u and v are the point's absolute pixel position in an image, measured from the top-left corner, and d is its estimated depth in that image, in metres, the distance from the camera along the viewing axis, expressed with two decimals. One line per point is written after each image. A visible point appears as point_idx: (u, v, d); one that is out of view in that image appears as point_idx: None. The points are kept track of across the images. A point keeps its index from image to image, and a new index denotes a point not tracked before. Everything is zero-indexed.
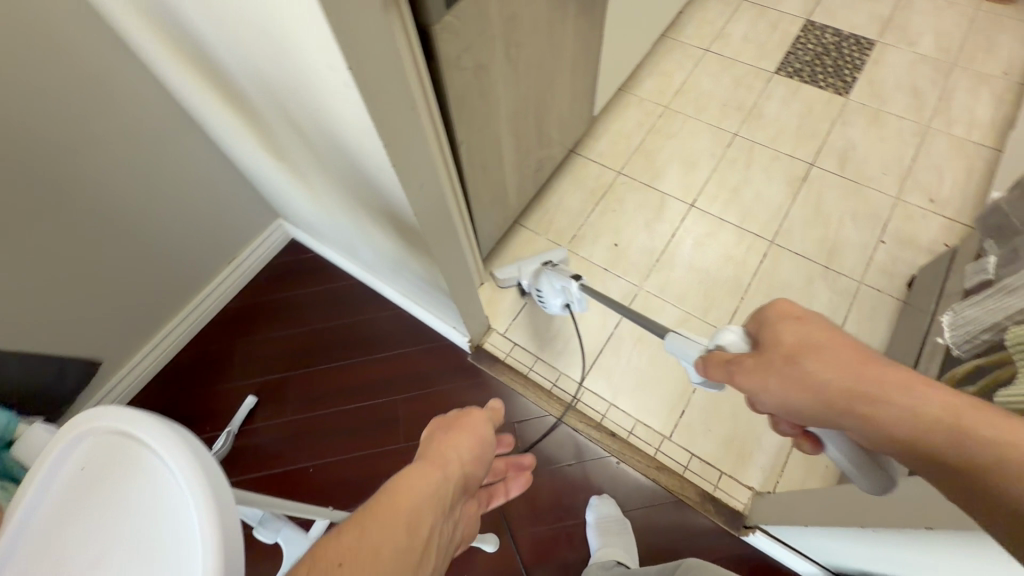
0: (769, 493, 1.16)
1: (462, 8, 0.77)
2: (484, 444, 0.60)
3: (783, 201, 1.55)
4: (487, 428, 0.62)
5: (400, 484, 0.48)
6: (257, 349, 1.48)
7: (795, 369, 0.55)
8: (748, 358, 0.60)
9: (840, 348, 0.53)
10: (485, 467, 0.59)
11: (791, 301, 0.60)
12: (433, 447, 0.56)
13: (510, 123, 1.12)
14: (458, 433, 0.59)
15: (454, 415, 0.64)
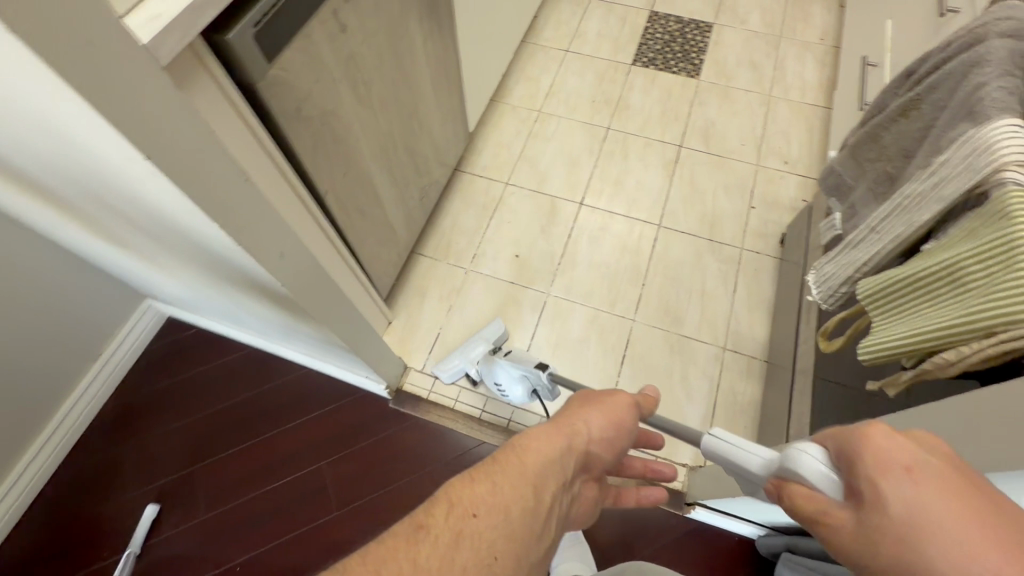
0: (701, 466, 1.21)
1: (288, 59, 0.71)
2: (620, 427, 0.56)
3: (661, 184, 1.64)
4: (625, 415, 0.57)
5: (530, 442, 0.47)
6: (148, 450, 1.30)
7: (904, 564, 0.32)
8: (836, 519, 0.37)
9: (994, 535, 0.30)
10: (615, 451, 0.55)
11: (888, 427, 0.37)
12: (564, 412, 0.54)
13: (378, 160, 1.07)
14: (589, 406, 0.55)
15: (593, 391, 0.60)
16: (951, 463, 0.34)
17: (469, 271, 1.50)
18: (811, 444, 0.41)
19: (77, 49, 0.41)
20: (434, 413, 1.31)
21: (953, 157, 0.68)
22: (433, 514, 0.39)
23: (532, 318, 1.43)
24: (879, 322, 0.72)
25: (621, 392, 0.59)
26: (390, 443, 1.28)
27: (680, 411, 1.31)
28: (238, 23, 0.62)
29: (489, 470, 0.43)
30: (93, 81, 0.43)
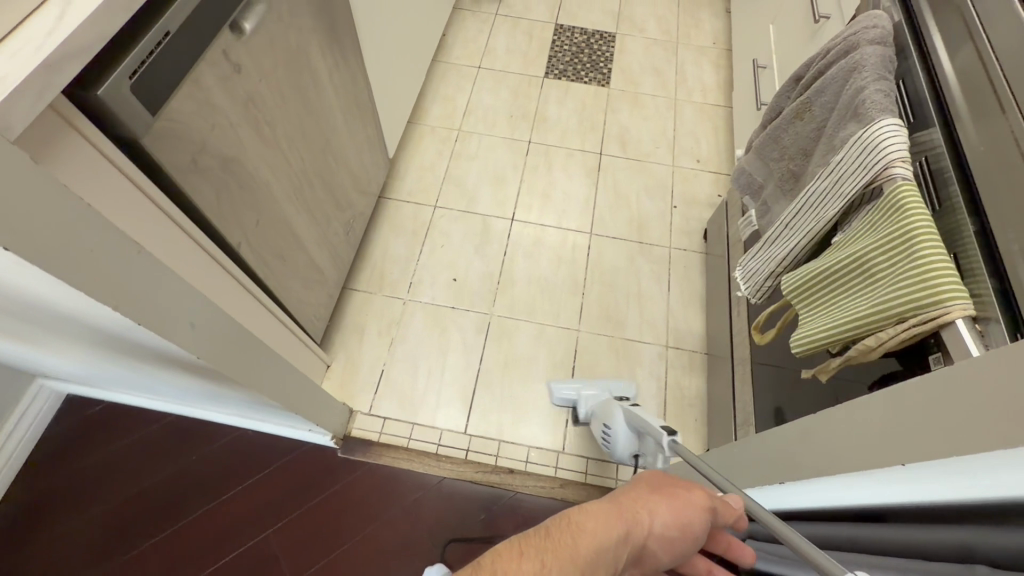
0: None
1: (176, 108, 0.65)
2: (690, 528, 0.50)
3: (587, 192, 1.67)
4: (697, 519, 0.50)
5: (586, 521, 0.44)
6: (52, 556, 1.12)
7: None
8: None
9: None
10: (674, 554, 0.49)
11: None
12: (626, 494, 0.50)
13: (294, 201, 1.00)
14: (658, 497, 0.50)
15: (669, 479, 0.54)
16: None
17: (407, 301, 1.45)
18: None
19: None
20: (387, 455, 1.24)
21: (848, 155, 0.74)
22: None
23: (478, 341, 1.41)
24: (806, 314, 0.76)
25: (701, 492, 0.52)
26: (343, 496, 1.20)
27: None
28: (109, 76, 0.55)
29: (537, 546, 0.41)
30: None
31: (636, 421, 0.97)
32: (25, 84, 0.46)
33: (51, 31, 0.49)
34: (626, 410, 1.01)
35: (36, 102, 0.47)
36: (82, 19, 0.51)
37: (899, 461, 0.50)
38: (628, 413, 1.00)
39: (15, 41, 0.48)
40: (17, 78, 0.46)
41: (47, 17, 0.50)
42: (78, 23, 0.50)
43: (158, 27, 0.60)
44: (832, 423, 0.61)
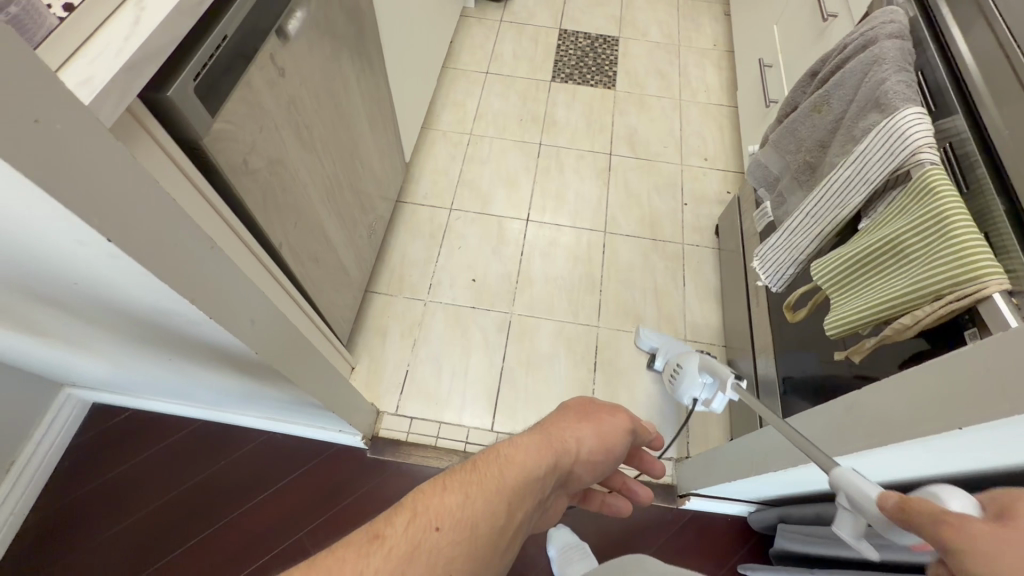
0: (687, 457, 1.25)
1: (231, 110, 0.66)
2: (607, 449, 0.55)
3: (599, 192, 1.70)
4: (616, 441, 0.57)
5: (514, 453, 0.45)
6: (80, 566, 1.11)
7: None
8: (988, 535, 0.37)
9: None
10: (596, 473, 0.55)
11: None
12: (555, 424, 0.53)
13: (327, 203, 1.02)
14: (584, 425, 0.55)
15: (592, 408, 0.59)
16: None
17: (428, 302, 1.47)
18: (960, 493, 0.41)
19: (29, 130, 0.34)
20: (416, 455, 1.25)
21: (873, 144, 0.77)
22: (393, 524, 0.37)
23: (500, 339, 1.42)
24: (839, 299, 0.79)
25: (620, 417, 0.59)
26: (375, 497, 1.20)
27: (656, 407, 1.35)
28: (176, 79, 0.57)
29: (463, 481, 0.41)
30: (48, 164, 0.35)
31: (708, 369, 0.92)
32: (110, 85, 0.48)
33: (129, 35, 0.51)
34: (700, 356, 0.96)
35: (119, 102, 0.49)
36: (158, 23, 0.53)
37: (956, 427, 0.51)
38: (702, 361, 0.95)
39: (97, 47, 0.49)
40: (103, 80, 0.48)
41: (124, 22, 0.52)
42: (154, 27, 0.52)
43: (217, 31, 0.62)
44: (877, 398, 0.63)
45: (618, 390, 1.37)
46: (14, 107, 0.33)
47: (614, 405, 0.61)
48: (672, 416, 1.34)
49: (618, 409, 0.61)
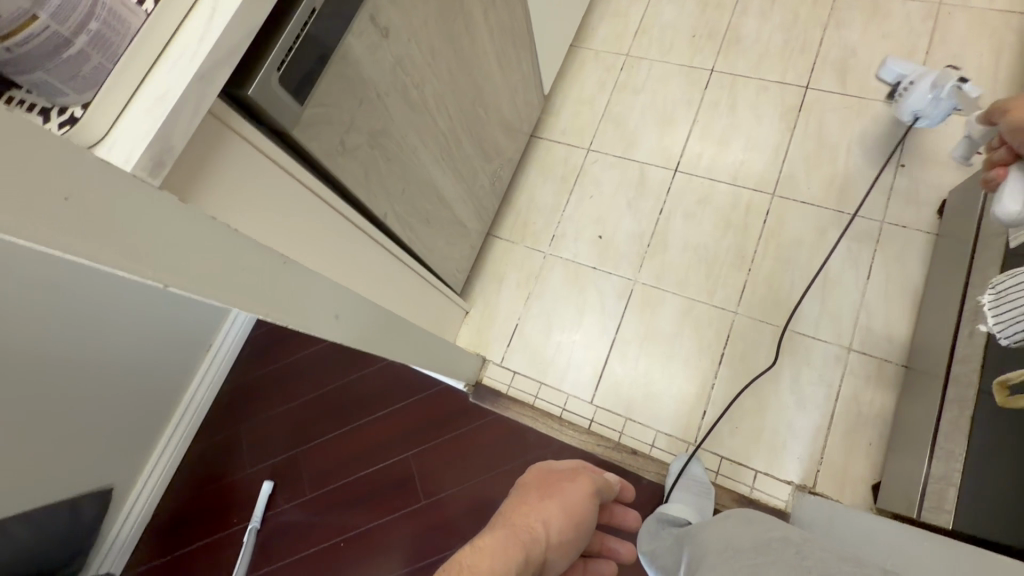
0: (812, 489, 1.07)
1: (324, 91, 0.62)
2: (575, 519, 0.62)
3: (779, 139, 1.35)
4: (582, 508, 0.64)
5: (482, 562, 0.50)
6: (252, 434, 1.41)
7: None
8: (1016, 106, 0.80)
9: None
10: (570, 550, 0.62)
11: None
12: (519, 516, 0.60)
13: (441, 163, 0.97)
14: (549, 504, 0.62)
15: (553, 480, 0.67)
16: None
17: (548, 255, 1.39)
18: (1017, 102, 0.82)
19: (61, 210, 0.33)
20: (513, 409, 1.28)
21: None
22: None
23: (617, 307, 1.31)
24: None
25: (580, 483, 0.67)
26: (472, 439, 1.28)
27: (787, 421, 1.15)
28: (259, 72, 0.53)
29: None
30: (92, 238, 0.35)
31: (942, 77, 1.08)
32: (181, 102, 0.46)
33: (201, 36, 0.48)
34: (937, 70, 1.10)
35: (194, 117, 0.48)
36: (230, 15, 0.48)
37: None
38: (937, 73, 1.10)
39: (173, 55, 0.48)
40: (173, 98, 0.46)
41: (198, 22, 0.48)
42: (227, 21, 0.48)
43: (303, 7, 0.55)
44: None
45: (743, 391, 1.18)
46: (40, 189, 0.32)
47: (574, 470, 0.69)
48: (806, 437, 1.13)
49: (576, 476, 0.69)
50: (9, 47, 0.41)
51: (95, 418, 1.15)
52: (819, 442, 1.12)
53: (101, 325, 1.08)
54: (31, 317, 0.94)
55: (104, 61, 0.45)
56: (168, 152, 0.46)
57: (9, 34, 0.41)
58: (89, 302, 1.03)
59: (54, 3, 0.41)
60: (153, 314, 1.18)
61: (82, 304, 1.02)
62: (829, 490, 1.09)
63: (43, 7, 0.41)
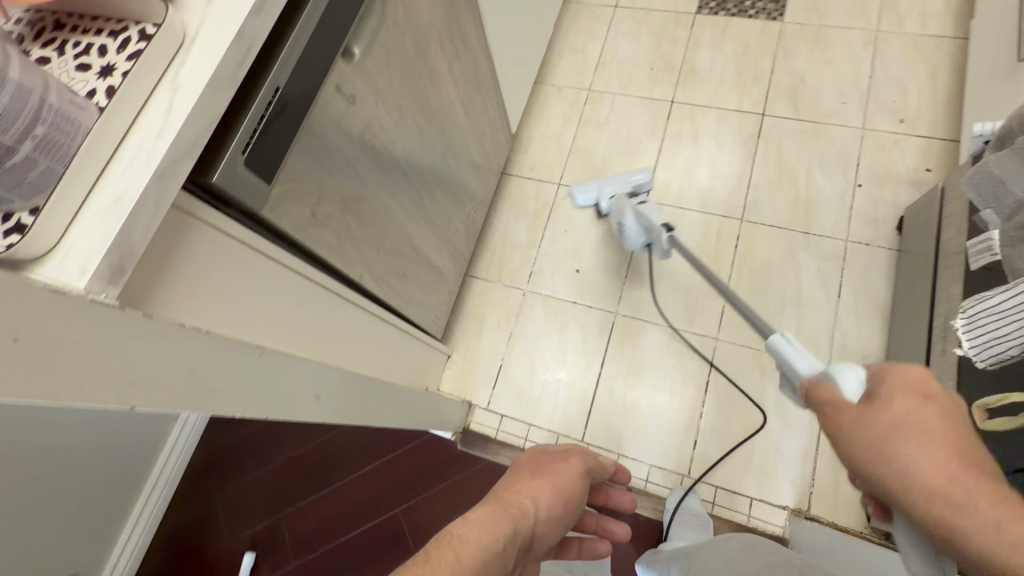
0: (807, 513, 1.08)
1: (293, 164, 0.60)
2: (566, 495, 0.60)
3: (742, 165, 1.39)
4: (572, 487, 0.62)
5: (470, 530, 0.47)
6: (230, 502, 1.33)
7: (879, 452, 0.46)
8: (848, 410, 0.49)
9: (926, 440, 0.45)
10: (561, 528, 0.59)
11: (920, 367, 0.48)
12: (510, 491, 0.57)
13: (415, 214, 0.95)
14: (539, 483, 0.60)
15: (545, 463, 0.65)
16: (925, 399, 0.46)
17: (527, 293, 1.38)
18: (851, 370, 0.51)
19: (8, 353, 0.30)
20: (504, 453, 1.25)
21: None
22: None
23: (600, 341, 1.30)
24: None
25: (572, 462, 0.65)
26: (462, 488, 1.24)
27: (777, 444, 1.16)
28: (224, 156, 0.51)
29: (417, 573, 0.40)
30: (46, 377, 0.33)
31: (646, 218, 1.18)
32: (142, 201, 0.44)
33: (160, 130, 0.45)
34: (635, 209, 1.20)
35: (156, 215, 0.45)
36: (191, 107, 0.46)
37: None
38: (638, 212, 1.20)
39: (128, 153, 0.45)
40: (132, 198, 0.43)
41: (157, 109, 0.46)
42: (188, 114, 0.46)
43: (267, 86, 0.54)
44: None
45: (731, 418, 1.19)
46: None
47: (565, 452, 0.67)
48: (796, 460, 1.14)
49: (566, 456, 0.67)
50: None
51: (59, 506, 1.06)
52: (809, 463, 1.13)
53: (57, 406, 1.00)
54: None
55: (53, 163, 0.42)
56: (128, 256, 0.43)
57: None
58: None
59: None
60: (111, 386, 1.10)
61: None
62: (824, 512, 1.09)
63: None
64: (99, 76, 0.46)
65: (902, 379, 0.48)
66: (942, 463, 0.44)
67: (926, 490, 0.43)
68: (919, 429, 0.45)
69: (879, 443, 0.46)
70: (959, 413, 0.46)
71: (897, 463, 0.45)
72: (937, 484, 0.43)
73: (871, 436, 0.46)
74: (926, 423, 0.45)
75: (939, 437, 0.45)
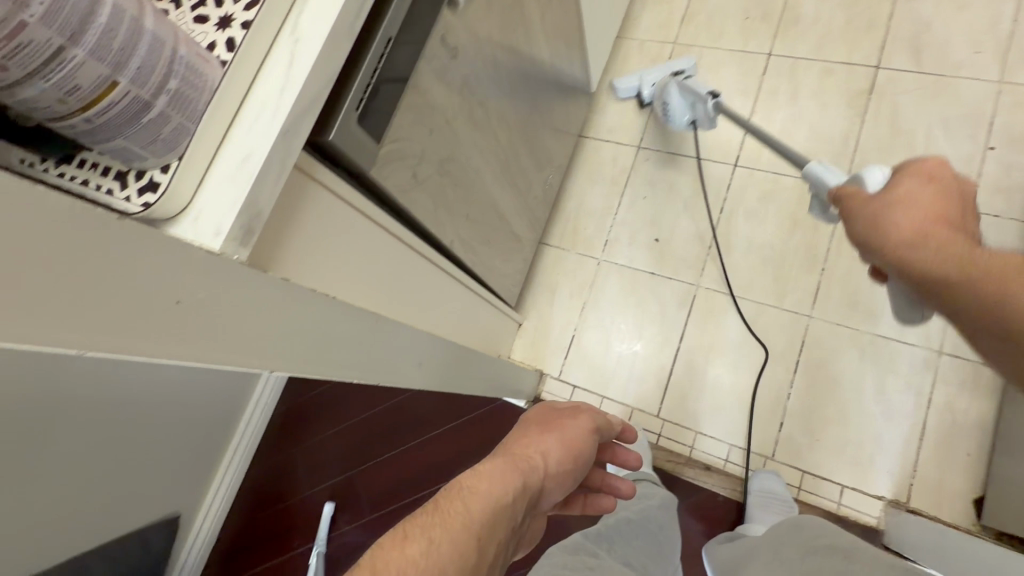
0: (906, 506, 1.01)
1: (400, 122, 0.58)
2: (577, 451, 0.57)
3: (848, 126, 1.25)
4: (583, 443, 0.58)
5: (480, 482, 0.44)
6: (310, 456, 1.40)
7: (874, 219, 0.54)
8: (860, 198, 0.57)
9: (919, 205, 0.51)
10: (570, 483, 0.55)
11: (937, 159, 0.54)
12: (519, 445, 0.54)
13: (501, 179, 0.91)
14: (547, 437, 0.56)
15: (551, 419, 0.61)
16: (930, 180, 0.53)
17: (601, 262, 1.33)
18: (877, 167, 0.59)
19: (170, 314, 0.31)
20: None
21: None
22: None
23: (679, 315, 1.24)
24: None
25: (581, 421, 0.61)
26: None
27: (874, 431, 1.08)
28: (339, 114, 0.49)
29: (426, 525, 0.38)
30: (201, 339, 0.33)
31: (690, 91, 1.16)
32: (269, 161, 0.42)
33: (282, 86, 0.44)
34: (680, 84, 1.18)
35: (280, 175, 0.44)
36: (311, 61, 0.44)
37: None
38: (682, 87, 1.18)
39: (251, 110, 0.44)
40: (260, 158, 0.42)
41: (278, 64, 0.44)
42: (310, 69, 0.44)
43: (379, 39, 0.51)
44: None
45: (822, 401, 1.12)
46: (152, 298, 0.29)
47: (574, 410, 0.63)
48: (895, 449, 1.06)
49: (575, 413, 0.63)
50: (87, 117, 0.36)
51: (164, 451, 1.14)
52: (911, 454, 1.05)
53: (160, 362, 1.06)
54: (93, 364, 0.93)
55: (185, 120, 0.40)
56: (256, 218, 0.42)
57: (90, 101, 0.35)
58: None
59: (134, 65, 0.36)
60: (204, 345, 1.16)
61: None
62: (924, 506, 1.02)
63: (123, 70, 0.36)
64: (218, 27, 0.43)
65: (918, 166, 0.54)
66: (924, 224, 0.51)
67: (900, 239, 0.51)
68: (912, 199, 0.52)
69: (876, 215, 0.54)
70: (961, 189, 0.52)
71: (887, 226, 0.53)
72: (915, 236, 0.51)
73: (872, 211, 0.54)
74: (921, 199, 0.52)
75: (931, 207, 0.51)
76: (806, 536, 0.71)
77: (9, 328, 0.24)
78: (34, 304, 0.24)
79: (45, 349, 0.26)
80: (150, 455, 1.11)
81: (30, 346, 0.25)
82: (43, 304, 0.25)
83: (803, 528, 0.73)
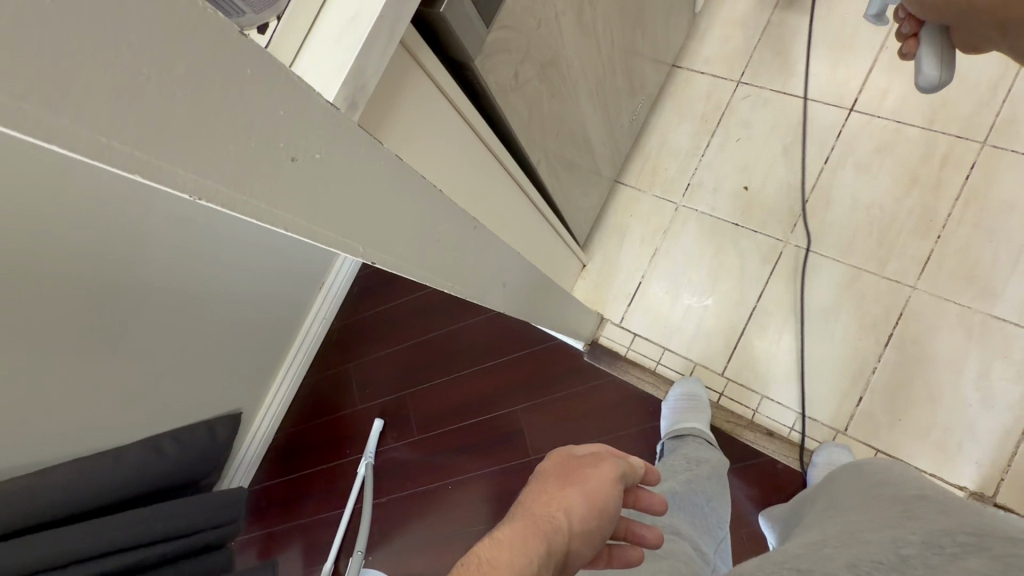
0: (991, 500, 0.93)
1: (511, 5, 0.50)
2: (602, 511, 0.48)
3: (998, 74, 1.07)
4: (608, 500, 0.50)
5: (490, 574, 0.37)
6: (362, 372, 1.43)
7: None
8: None
9: None
10: (594, 547, 0.47)
11: None
12: (535, 510, 0.46)
13: (594, 98, 0.82)
14: (568, 491, 0.49)
15: (572, 465, 0.53)
16: None
17: (680, 207, 1.23)
18: None
19: (283, 171, 0.27)
20: (633, 373, 1.20)
21: None
22: None
23: (761, 271, 1.15)
24: None
25: (604, 472, 0.52)
26: (583, 399, 1.21)
27: (967, 419, 0.99)
28: None
29: None
30: (309, 206, 0.30)
31: None
32: (378, 25, 0.37)
33: None
34: None
35: (387, 46, 0.38)
36: None
37: None
38: None
39: None
40: (369, 20, 0.36)
41: None
42: None
43: None
44: None
45: (912, 380, 1.02)
46: (266, 146, 0.26)
47: (595, 456, 0.54)
48: (989, 440, 0.97)
49: (598, 460, 0.54)
50: None
51: (229, 351, 1.18)
52: (1006, 447, 0.96)
53: (231, 265, 1.09)
54: (166, 258, 0.95)
55: None
56: (361, 91, 0.37)
57: None
58: (222, 237, 1.04)
59: None
60: (271, 254, 1.17)
61: (213, 249, 1.03)
62: (1014, 503, 0.94)
63: None
64: None
65: None
66: None
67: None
68: None
69: None
70: None
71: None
72: None
73: None
74: None
75: None
76: (860, 492, 0.65)
77: (126, 153, 0.20)
78: (148, 126, 0.21)
79: (161, 189, 0.22)
80: (217, 353, 1.15)
81: (146, 181, 0.22)
82: (157, 133, 0.21)
83: (860, 480, 0.68)
